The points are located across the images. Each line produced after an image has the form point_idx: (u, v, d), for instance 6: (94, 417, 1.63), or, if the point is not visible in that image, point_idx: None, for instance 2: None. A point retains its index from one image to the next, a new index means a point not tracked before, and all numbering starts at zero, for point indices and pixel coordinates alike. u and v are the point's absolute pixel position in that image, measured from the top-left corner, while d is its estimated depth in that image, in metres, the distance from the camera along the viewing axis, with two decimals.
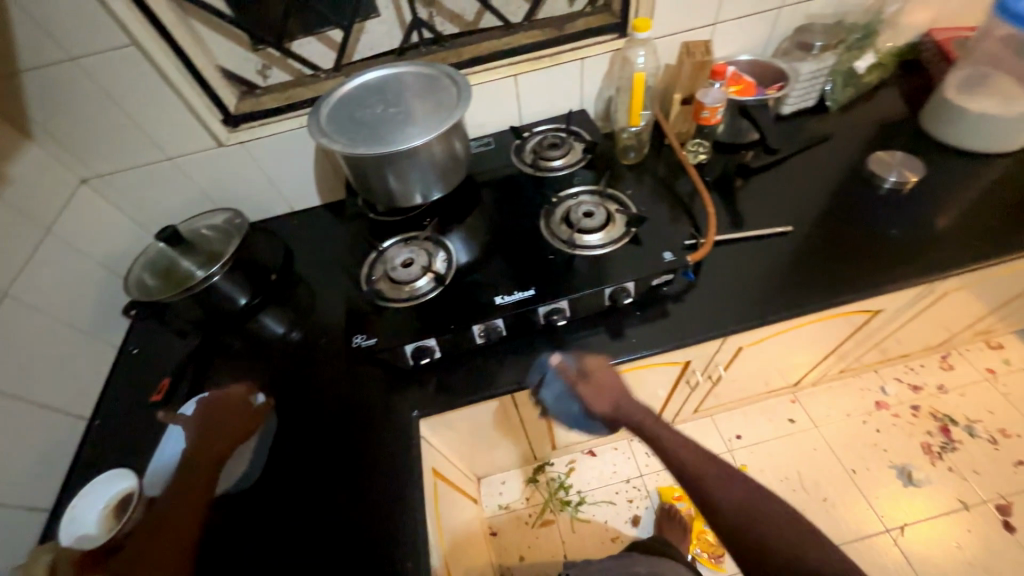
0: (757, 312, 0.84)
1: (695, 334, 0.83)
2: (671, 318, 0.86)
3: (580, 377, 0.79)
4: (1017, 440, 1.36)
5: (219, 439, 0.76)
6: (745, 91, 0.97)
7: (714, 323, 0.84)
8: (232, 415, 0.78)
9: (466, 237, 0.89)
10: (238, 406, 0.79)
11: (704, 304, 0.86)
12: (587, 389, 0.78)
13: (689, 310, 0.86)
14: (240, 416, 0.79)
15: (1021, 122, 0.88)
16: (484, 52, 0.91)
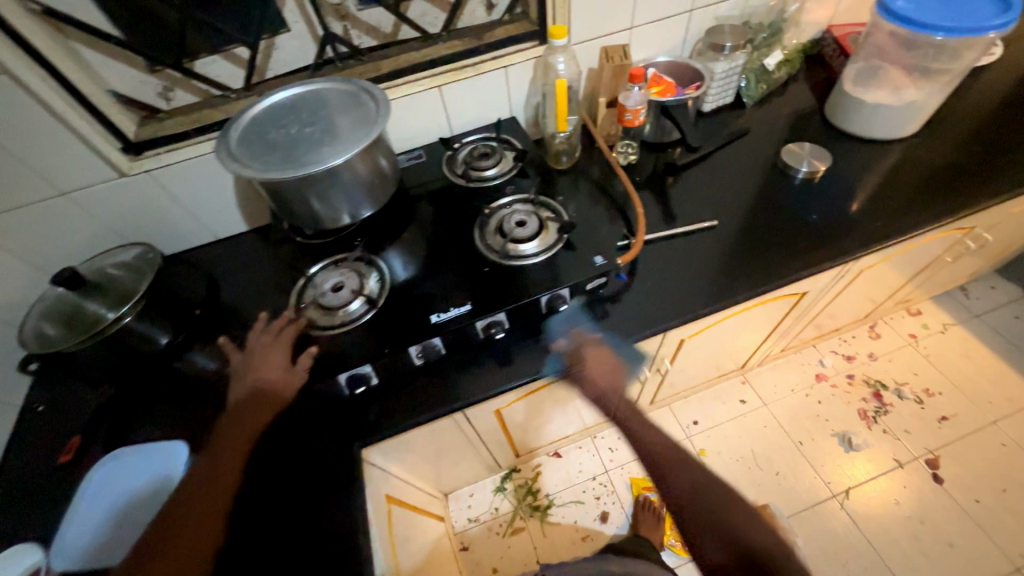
0: (689, 307, 0.87)
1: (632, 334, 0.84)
2: (607, 321, 0.87)
3: (589, 345, 0.83)
4: (940, 397, 1.47)
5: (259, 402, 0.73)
6: (667, 91, 0.99)
7: (648, 322, 0.86)
8: (274, 374, 0.74)
9: (399, 255, 0.86)
10: (280, 368, 0.74)
11: (639, 304, 0.88)
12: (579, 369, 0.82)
13: (625, 311, 0.88)
14: (282, 377, 0.74)
15: (910, 109, 0.95)
16: (403, 65, 0.90)
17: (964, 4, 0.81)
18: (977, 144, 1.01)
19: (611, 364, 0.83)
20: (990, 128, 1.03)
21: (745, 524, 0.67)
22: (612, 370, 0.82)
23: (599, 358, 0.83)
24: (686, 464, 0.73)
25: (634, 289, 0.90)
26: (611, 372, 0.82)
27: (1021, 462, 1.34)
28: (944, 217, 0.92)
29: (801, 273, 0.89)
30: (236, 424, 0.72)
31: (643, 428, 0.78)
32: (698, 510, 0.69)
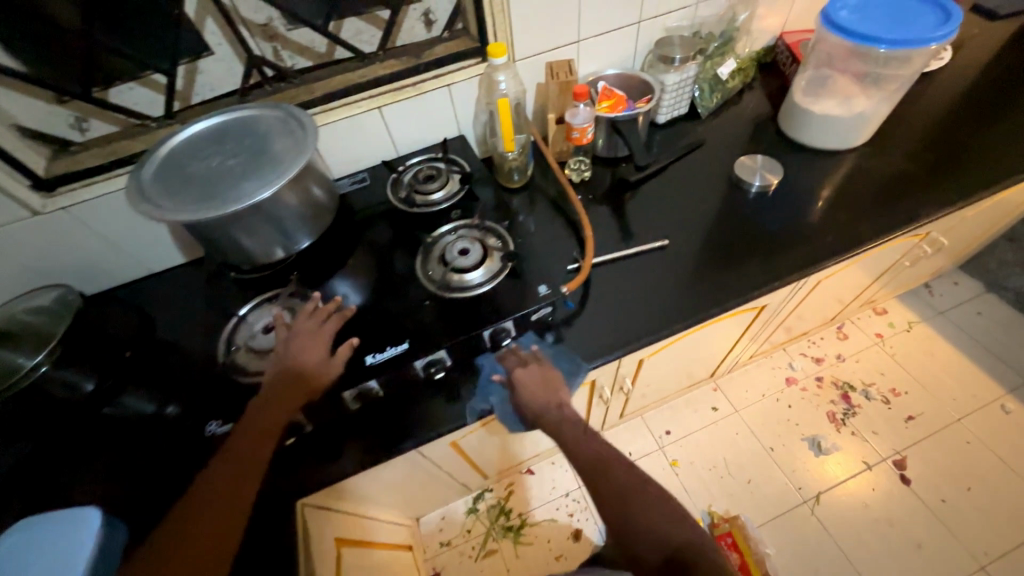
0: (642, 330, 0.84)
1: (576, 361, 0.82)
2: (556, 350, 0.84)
3: (520, 366, 0.77)
4: (906, 397, 1.49)
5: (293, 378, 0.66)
6: (617, 105, 0.97)
7: (599, 348, 0.83)
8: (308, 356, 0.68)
9: (338, 289, 0.82)
10: (317, 351, 0.69)
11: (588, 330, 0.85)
12: (525, 374, 0.76)
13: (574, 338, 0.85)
14: (315, 360, 0.68)
15: (860, 120, 0.94)
16: (338, 88, 0.85)
17: (905, 14, 0.80)
18: (928, 151, 1.00)
19: (543, 381, 0.76)
20: (941, 135, 1.02)
21: (674, 522, 0.59)
22: (546, 388, 0.75)
23: (529, 376, 0.76)
24: (610, 466, 0.66)
25: (584, 312, 0.87)
26: (542, 394, 0.74)
27: (985, 459, 1.36)
28: (898, 228, 0.90)
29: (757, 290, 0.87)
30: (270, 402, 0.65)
31: (574, 431, 0.70)
32: (622, 512, 0.61)
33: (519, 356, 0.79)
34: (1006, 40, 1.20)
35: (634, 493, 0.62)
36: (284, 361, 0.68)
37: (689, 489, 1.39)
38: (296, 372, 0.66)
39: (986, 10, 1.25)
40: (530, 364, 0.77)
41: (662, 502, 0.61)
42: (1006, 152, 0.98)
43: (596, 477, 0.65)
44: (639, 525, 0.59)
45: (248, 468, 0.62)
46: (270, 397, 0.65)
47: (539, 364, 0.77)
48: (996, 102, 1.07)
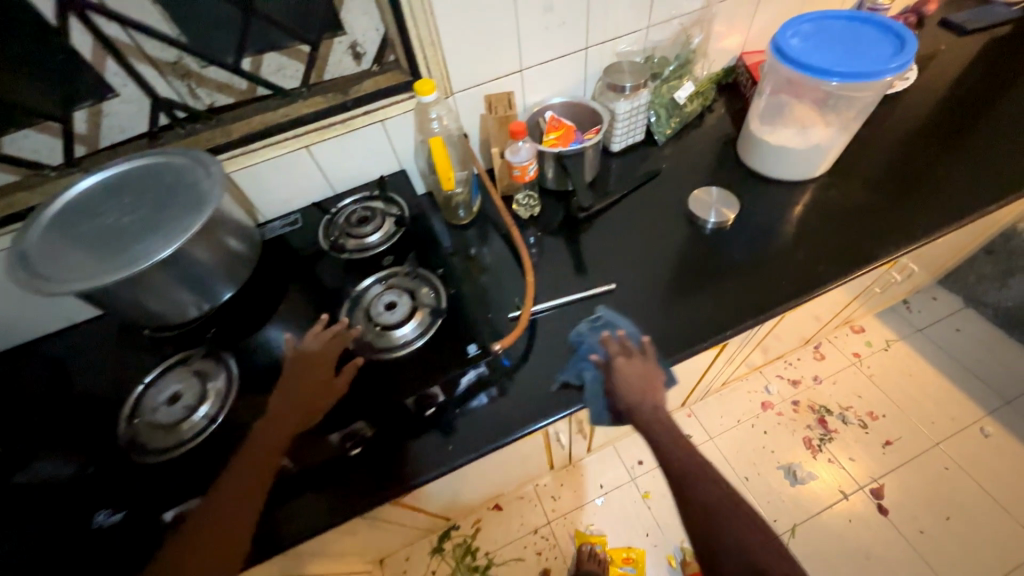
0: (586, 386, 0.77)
1: (519, 425, 0.73)
2: (495, 414, 0.75)
3: (623, 356, 0.73)
4: (884, 420, 1.44)
5: (295, 401, 0.63)
6: (565, 139, 0.91)
7: (541, 409, 0.74)
8: (310, 375, 0.66)
9: (256, 349, 0.75)
10: (319, 369, 0.66)
11: (533, 389, 0.77)
12: (625, 365, 0.72)
13: (517, 399, 0.76)
14: (317, 379, 0.66)
15: (818, 150, 0.90)
16: (258, 130, 0.80)
17: (859, 44, 0.76)
18: (894, 179, 0.95)
19: (644, 377, 0.72)
20: (907, 161, 0.98)
21: (766, 546, 0.55)
22: (645, 384, 0.71)
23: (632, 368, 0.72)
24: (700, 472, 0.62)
25: (529, 370, 0.78)
26: (641, 389, 0.70)
27: (964, 486, 1.32)
28: (863, 265, 0.85)
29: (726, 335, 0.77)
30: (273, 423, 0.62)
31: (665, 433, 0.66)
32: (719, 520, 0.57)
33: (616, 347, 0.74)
34: (976, 56, 1.16)
35: (725, 509, 0.58)
36: (290, 381, 0.66)
37: (661, 523, 1.34)
38: (299, 396, 0.64)
39: (954, 25, 1.21)
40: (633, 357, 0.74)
41: (752, 522, 0.57)
42: (975, 179, 0.93)
43: (688, 487, 0.61)
44: (727, 545, 0.56)
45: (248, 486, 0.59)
46: (269, 424, 0.62)
47: (637, 358, 0.74)
48: (965, 124, 1.03)
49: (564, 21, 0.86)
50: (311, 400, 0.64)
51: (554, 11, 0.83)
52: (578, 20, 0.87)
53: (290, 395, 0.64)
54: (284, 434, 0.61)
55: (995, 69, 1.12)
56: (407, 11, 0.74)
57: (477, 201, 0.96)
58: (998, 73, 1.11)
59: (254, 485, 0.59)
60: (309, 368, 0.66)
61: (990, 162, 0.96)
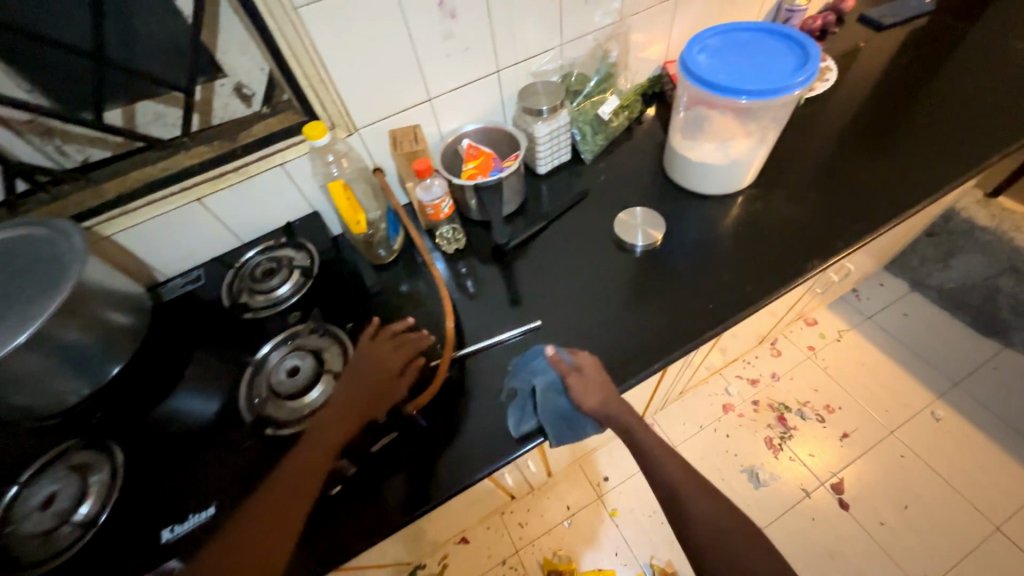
0: (512, 439, 0.70)
1: (433, 497, 0.66)
2: (408, 485, 0.67)
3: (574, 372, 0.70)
4: (841, 412, 1.46)
5: (364, 392, 0.64)
6: (485, 168, 0.86)
7: (460, 476, 0.68)
8: (378, 367, 0.66)
9: (153, 431, 0.69)
10: (385, 363, 0.67)
11: (452, 452, 0.70)
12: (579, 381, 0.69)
13: (433, 466, 0.69)
14: (385, 371, 0.67)
15: (742, 164, 0.87)
16: (138, 187, 0.73)
17: (765, 59, 0.74)
18: (821, 183, 0.93)
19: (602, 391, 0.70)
20: (834, 165, 0.96)
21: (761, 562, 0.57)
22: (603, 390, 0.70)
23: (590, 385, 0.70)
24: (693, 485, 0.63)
25: (449, 431, 0.72)
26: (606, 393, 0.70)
27: (919, 473, 1.34)
28: (801, 276, 0.81)
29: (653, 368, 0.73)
30: (343, 412, 0.62)
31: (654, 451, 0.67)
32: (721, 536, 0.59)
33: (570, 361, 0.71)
34: (895, 51, 1.16)
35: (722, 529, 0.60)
36: (360, 367, 0.66)
37: (630, 541, 1.32)
38: (380, 378, 0.66)
39: (872, 21, 1.22)
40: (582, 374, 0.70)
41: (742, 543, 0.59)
42: (899, 179, 0.92)
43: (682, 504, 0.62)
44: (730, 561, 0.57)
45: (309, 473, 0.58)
46: (344, 401, 0.63)
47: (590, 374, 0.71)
48: (886, 122, 1.02)
49: (468, 46, 0.81)
50: (378, 391, 0.65)
51: (454, 37, 0.79)
52: (483, 44, 0.83)
53: (358, 385, 0.64)
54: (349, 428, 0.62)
55: (913, 63, 1.13)
56: (287, 51, 0.68)
57: (398, 238, 0.89)
58: (915, 68, 1.11)
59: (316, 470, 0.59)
60: (387, 353, 0.68)
61: (912, 160, 0.95)
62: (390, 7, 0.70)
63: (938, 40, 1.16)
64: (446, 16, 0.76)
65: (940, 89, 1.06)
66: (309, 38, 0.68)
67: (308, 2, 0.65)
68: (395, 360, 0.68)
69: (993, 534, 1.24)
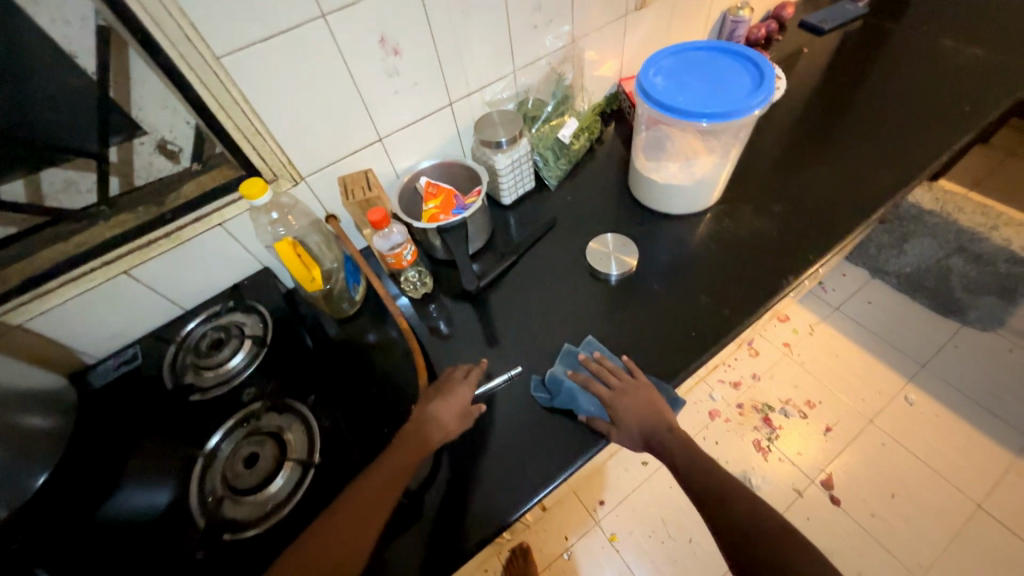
0: (495, 508, 0.64)
1: None
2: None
3: (617, 386, 0.70)
4: (821, 407, 1.48)
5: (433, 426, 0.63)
6: (446, 207, 0.81)
7: (439, 560, 0.61)
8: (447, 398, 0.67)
9: (86, 548, 0.60)
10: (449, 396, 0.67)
11: (423, 541, 0.62)
12: (622, 394, 0.69)
13: (403, 557, 0.61)
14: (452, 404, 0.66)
15: (707, 185, 0.86)
16: (48, 269, 0.64)
17: (721, 79, 0.73)
18: (785, 194, 0.94)
19: (648, 404, 0.68)
20: (794, 174, 0.97)
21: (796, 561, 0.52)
22: (652, 413, 0.68)
23: (631, 397, 0.69)
24: (723, 497, 0.59)
25: (423, 510, 0.65)
26: (649, 418, 0.68)
27: (901, 459, 1.37)
28: (779, 292, 0.79)
29: (648, 423, 0.67)
30: (412, 443, 0.62)
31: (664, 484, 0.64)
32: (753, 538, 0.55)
33: (619, 363, 0.74)
34: (835, 55, 1.19)
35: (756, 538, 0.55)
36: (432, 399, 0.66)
37: (632, 565, 1.28)
38: (435, 427, 0.63)
39: (812, 27, 1.25)
40: (626, 380, 0.71)
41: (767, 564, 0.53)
42: (857, 184, 0.93)
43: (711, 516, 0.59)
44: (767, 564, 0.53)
45: (377, 501, 0.56)
46: (414, 442, 0.61)
47: (632, 379, 0.72)
48: (838, 127, 1.04)
49: (416, 82, 0.77)
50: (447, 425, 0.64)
51: (401, 74, 0.74)
52: (432, 78, 0.78)
53: (427, 416, 0.64)
54: (408, 463, 0.60)
55: (855, 66, 1.16)
56: (212, 104, 0.62)
57: (359, 288, 0.82)
58: (858, 71, 1.15)
59: (379, 501, 0.56)
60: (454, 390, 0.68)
61: (868, 163, 0.96)
62: (326, 49, 0.65)
63: (875, 42, 1.20)
64: (389, 53, 0.71)
65: (884, 90, 1.09)
66: (237, 89, 0.62)
67: (229, 50, 0.58)
68: (448, 414, 0.65)
69: (976, 512, 1.28)
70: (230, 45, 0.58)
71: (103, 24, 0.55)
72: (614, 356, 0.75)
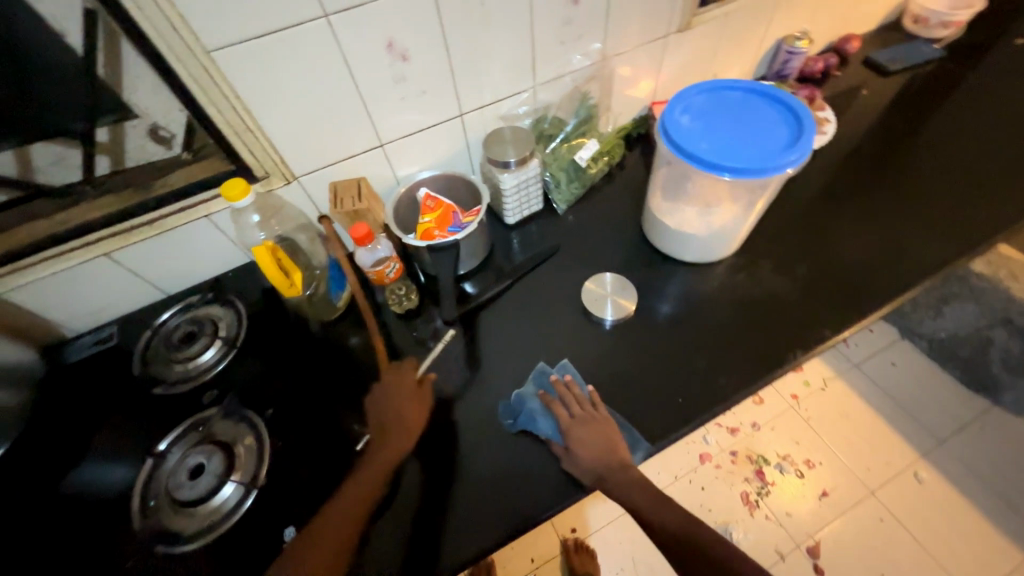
0: (433, 558, 0.59)
1: None
2: None
3: (579, 414, 0.68)
4: (821, 468, 1.39)
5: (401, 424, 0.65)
6: (442, 223, 0.76)
7: None
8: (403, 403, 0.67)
9: (27, 529, 0.60)
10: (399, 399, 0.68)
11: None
12: (583, 425, 0.66)
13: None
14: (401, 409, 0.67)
15: (725, 236, 0.79)
16: (29, 244, 0.63)
17: (755, 127, 0.66)
18: (813, 253, 0.85)
19: (603, 438, 0.66)
20: (827, 232, 0.88)
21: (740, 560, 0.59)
22: (609, 449, 0.65)
23: (589, 427, 0.66)
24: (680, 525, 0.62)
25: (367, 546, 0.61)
26: (606, 456, 0.64)
27: (898, 539, 1.29)
28: (784, 366, 0.73)
29: (604, 460, 0.64)
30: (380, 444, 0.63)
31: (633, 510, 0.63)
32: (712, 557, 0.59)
33: (586, 393, 0.71)
34: (898, 100, 1.07)
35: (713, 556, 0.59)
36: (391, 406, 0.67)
37: None
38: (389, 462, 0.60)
39: (876, 65, 1.13)
40: (588, 409, 0.68)
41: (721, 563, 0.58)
42: (896, 252, 0.84)
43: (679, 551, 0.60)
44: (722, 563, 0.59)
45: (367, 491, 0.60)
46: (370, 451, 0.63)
47: (598, 412, 0.69)
48: (887, 183, 0.94)
49: (425, 89, 0.72)
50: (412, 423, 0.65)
51: (408, 80, 0.69)
52: (443, 86, 0.73)
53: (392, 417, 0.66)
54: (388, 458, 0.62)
55: (918, 116, 1.04)
56: (201, 97, 0.59)
57: (342, 295, 0.77)
58: (921, 122, 1.03)
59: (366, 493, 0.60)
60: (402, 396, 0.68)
61: (914, 230, 0.87)
62: (328, 50, 0.61)
63: (946, 91, 1.07)
64: (397, 59, 0.66)
65: (948, 147, 0.98)
66: (229, 85, 0.59)
67: (220, 44, 0.55)
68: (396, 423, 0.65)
69: None
70: (222, 40, 0.55)
71: (90, 7, 0.52)
72: (583, 383, 0.72)
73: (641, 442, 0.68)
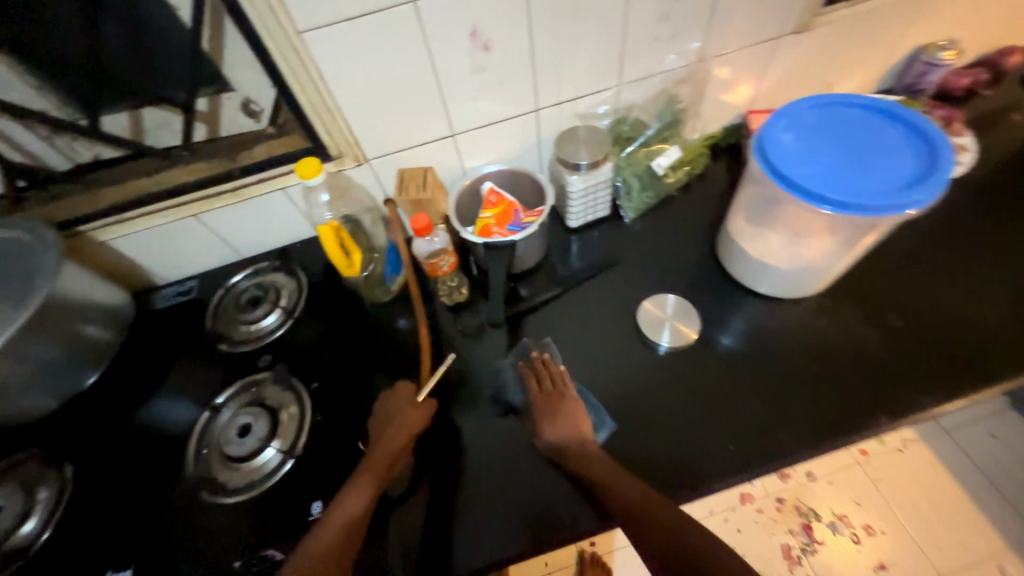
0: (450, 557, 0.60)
1: None
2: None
3: (546, 386, 0.68)
4: (882, 538, 1.24)
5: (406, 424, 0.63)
6: (502, 220, 0.74)
7: None
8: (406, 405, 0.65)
9: (105, 453, 0.67)
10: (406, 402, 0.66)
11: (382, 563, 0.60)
12: (549, 397, 0.66)
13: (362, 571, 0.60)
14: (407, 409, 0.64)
15: (813, 271, 0.70)
16: (131, 199, 0.70)
17: (873, 154, 0.57)
18: (920, 305, 0.73)
19: (566, 413, 0.64)
20: (942, 281, 0.75)
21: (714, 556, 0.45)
22: (569, 422, 0.63)
23: (553, 400, 0.66)
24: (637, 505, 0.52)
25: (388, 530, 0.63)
26: (568, 429, 0.63)
27: None
28: (864, 431, 0.64)
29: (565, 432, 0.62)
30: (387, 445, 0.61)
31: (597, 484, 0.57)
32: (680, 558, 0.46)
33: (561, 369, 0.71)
34: None
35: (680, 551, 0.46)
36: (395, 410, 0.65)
37: None
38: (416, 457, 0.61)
39: None
40: (558, 385, 0.68)
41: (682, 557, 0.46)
42: None
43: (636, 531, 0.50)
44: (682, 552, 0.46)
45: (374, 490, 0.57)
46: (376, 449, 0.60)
47: (569, 389, 0.68)
48: None
49: (502, 80, 0.69)
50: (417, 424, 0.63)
51: (487, 70, 0.67)
52: (521, 78, 0.70)
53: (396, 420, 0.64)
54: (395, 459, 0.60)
55: None
56: (288, 75, 0.61)
57: (398, 278, 0.78)
58: None
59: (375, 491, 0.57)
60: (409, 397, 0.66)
61: None
62: (412, 35, 0.60)
63: None
64: (478, 47, 0.64)
65: None
66: (315, 65, 0.60)
67: (310, 25, 0.56)
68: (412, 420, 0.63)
69: None
70: (312, 21, 0.56)
71: None
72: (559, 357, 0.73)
73: (605, 420, 0.68)
